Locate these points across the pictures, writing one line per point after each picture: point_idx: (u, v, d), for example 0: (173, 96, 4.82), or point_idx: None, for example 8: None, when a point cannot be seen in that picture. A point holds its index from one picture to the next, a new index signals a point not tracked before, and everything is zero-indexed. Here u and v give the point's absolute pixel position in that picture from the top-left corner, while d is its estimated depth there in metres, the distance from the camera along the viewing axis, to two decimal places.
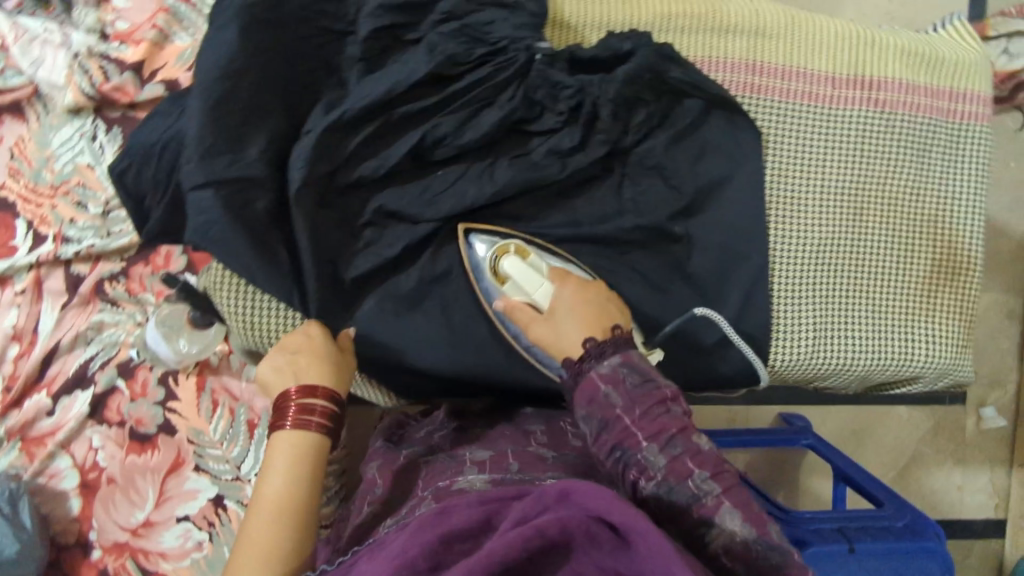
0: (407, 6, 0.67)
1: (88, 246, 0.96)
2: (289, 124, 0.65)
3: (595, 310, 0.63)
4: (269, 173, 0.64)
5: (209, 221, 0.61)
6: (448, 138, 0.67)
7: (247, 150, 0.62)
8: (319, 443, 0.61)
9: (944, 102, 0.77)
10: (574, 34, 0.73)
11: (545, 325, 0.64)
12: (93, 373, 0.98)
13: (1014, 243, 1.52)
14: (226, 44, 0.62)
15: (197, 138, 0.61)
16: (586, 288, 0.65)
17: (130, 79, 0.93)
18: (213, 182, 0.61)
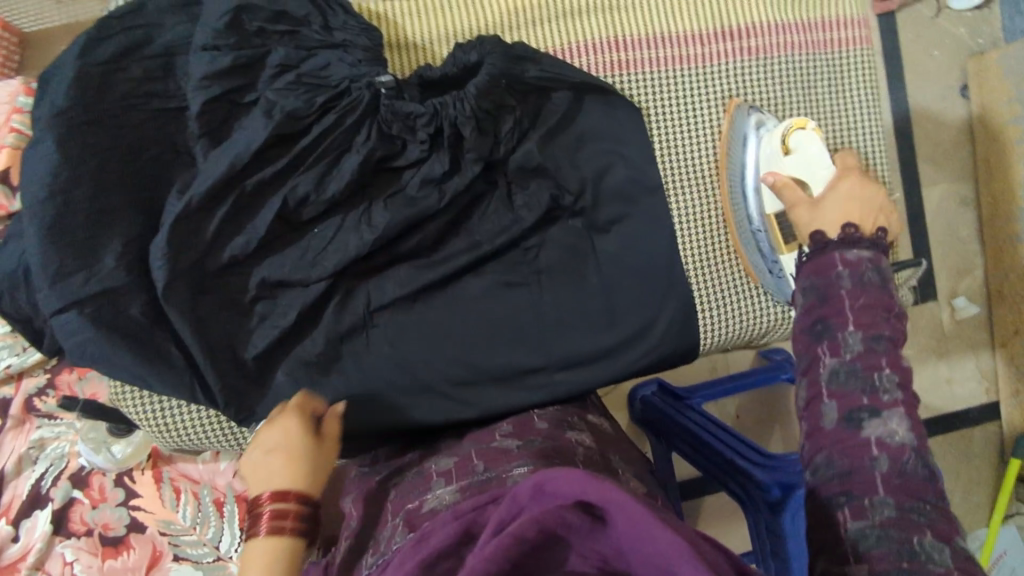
0: (233, 69, 0.64)
1: (6, 367, 0.93)
2: (145, 219, 0.63)
3: (862, 211, 0.60)
4: (135, 276, 0.61)
5: (81, 341, 0.59)
6: (311, 196, 0.65)
7: (102, 259, 0.60)
8: (295, 546, 0.53)
9: (815, 34, 0.76)
10: (422, 52, 0.72)
11: (809, 209, 0.62)
12: (46, 491, 0.95)
13: (953, 130, 1.50)
14: (49, 160, 0.59)
15: (45, 262, 0.59)
16: (865, 184, 0.62)
17: (1, 190, 0.88)
18: (75, 303, 0.59)
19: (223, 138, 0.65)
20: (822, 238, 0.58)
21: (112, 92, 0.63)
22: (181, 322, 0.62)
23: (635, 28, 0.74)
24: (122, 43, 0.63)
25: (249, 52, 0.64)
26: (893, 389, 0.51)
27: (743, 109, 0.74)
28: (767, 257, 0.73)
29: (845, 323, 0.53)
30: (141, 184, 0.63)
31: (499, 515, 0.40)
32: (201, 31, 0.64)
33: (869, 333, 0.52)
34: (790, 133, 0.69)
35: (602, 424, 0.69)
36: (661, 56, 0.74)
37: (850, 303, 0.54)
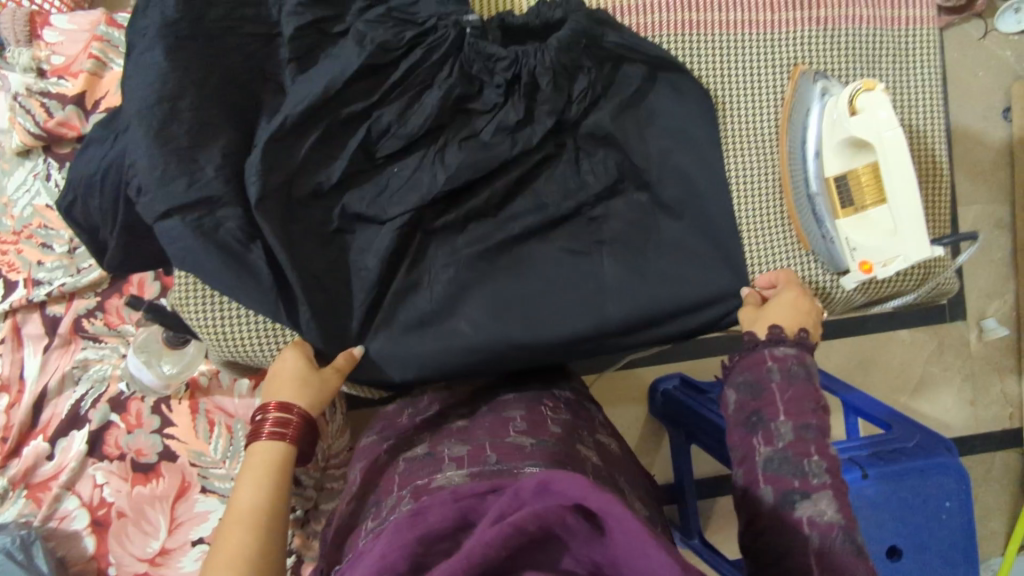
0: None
1: (60, 285, 0.95)
2: (243, 138, 0.64)
3: (801, 317, 0.67)
4: (230, 189, 0.63)
5: (184, 247, 0.61)
6: (393, 128, 0.67)
7: (203, 169, 0.61)
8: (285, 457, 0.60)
9: (887, 9, 0.76)
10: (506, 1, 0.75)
11: (754, 312, 0.69)
12: (85, 412, 0.96)
13: (993, 151, 1.51)
14: (156, 69, 0.60)
15: (148, 166, 0.60)
16: (803, 297, 0.68)
17: (74, 112, 0.92)
18: (175, 210, 0.61)
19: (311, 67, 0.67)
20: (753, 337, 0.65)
21: (214, 10, 0.63)
22: (275, 241, 0.63)
23: None
24: None
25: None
26: (817, 466, 0.56)
27: (808, 75, 0.73)
28: (821, 219, 0.73)
29: (775, 413, 0.59)
30: (238, 102, 0.64)
31: (500, 507, 0.40)
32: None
33: (799, 423, 0.58)
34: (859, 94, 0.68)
35: (610, 443, 0.72)
36: (728, 22, 0.74)
37: (778, 398, 0.60)
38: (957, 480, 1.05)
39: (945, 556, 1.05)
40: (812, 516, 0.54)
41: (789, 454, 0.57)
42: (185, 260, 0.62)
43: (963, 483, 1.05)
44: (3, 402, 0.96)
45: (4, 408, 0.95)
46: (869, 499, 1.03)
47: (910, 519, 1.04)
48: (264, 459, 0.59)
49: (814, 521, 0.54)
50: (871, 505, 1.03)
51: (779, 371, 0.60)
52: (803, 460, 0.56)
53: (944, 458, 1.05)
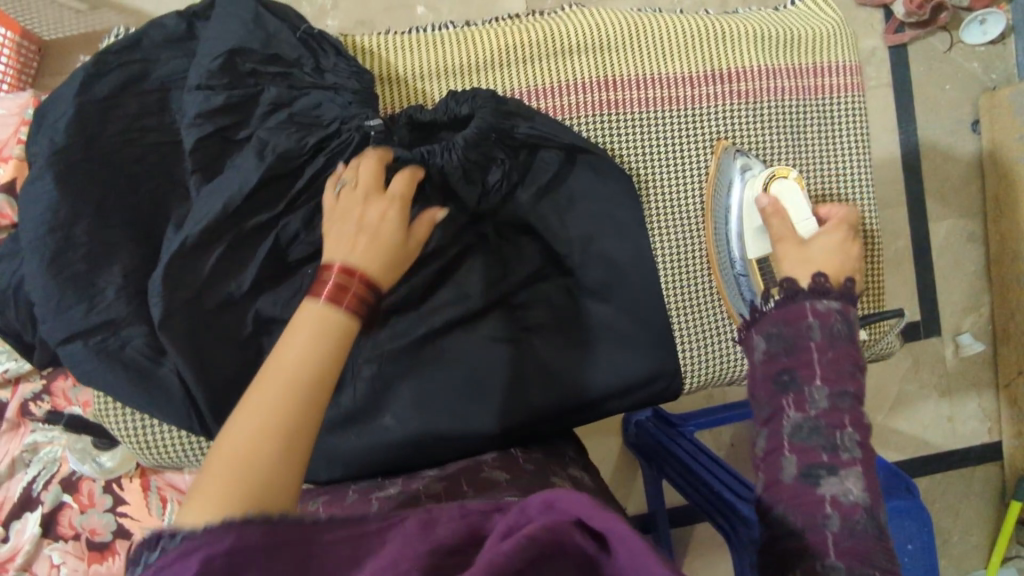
0: (226, 108, 0.66)
1: (3, 371, 0.96)
2: (143, 252, 0.65)
3: (842, 261, 0.64)
4: (133, 309, 0.64)
5: (88, 370, 0.62)
6: (301, 235, 0.67)
7: (103, 292, 0.63)
8: (346, 326, 0.50)
9: (808, 80, 0.77)
10: (411, 89, 0.75)
11: (796, 244, 0.66)
12: (37, 494, 0.96)
13: (963, 165, 1.48)
14: (47, 197, 0.62)
15: (44, 296, 0.61)
16: (851, 244, 0.66)
17: (5, 201, 0.89)
18: (76, 335, 0.62)
19: (213, 175, 0.67)
20: (793, 287, 0.62)
21: (109, 128, 0.65)
22: (181, 361, 0.62)
23: (622, 69, 0.75)
24: (118, 80, 0.66)
25: (242, 92, 0.67)
26: (854, 454, 0.55)
27: (729, 152, 0.75)
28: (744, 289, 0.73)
29: (811, 376, 0.57)
30: (140, 217, 0.66)
31: (507, 523, 0.40)
32: (197, 70, 0.66)
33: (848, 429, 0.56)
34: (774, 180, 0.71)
35: (582, 477, 0.69)
36: (646, 97, 0.75)
37: (817, 357, 0.58)
38: (920, 523, 1.03)
39: None
40: (835, 496, 0.53)
41: (821, 422, 0.56)
42: (91, 381, 0.63)
43: (926, 525, 1.03)
44: None
45: None
46: None
47: None
48: (314, 318, 0.49)
49: (838, 500, 0.53)
50: None
51: (819, 328, 0.59)
52: (834, 432, 0.55)
53: (905, 500, 1.04)
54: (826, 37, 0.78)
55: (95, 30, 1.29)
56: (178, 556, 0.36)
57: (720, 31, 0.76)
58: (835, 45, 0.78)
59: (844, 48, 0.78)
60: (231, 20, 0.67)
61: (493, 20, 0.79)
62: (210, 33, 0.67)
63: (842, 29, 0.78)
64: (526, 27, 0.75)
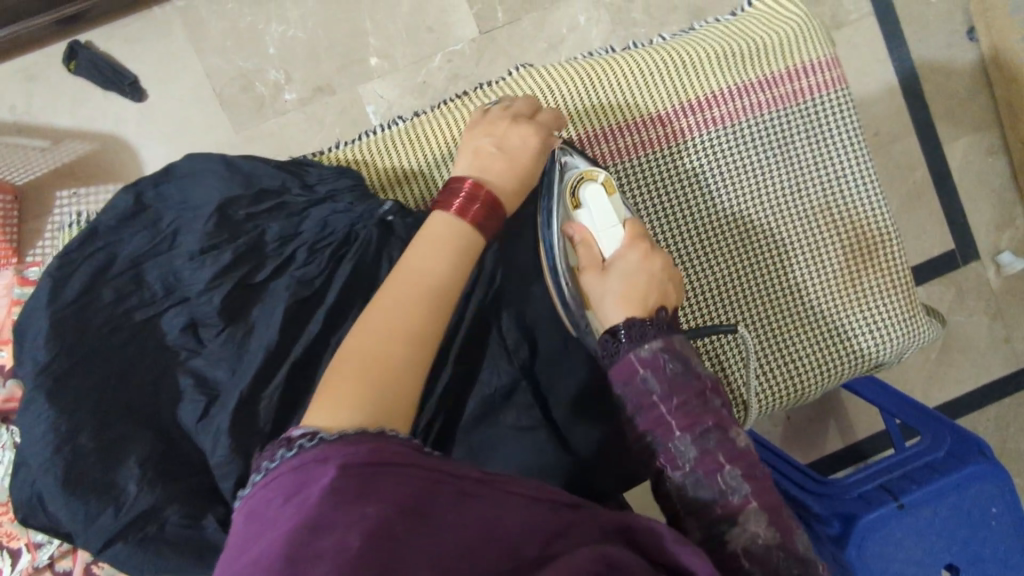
0: (238, 258, 0.69)
1: (59, 542, 0.97)
2: (157, 436, 0.63)
3: (645, 288, 0.68)
4: (161, 492, 0.61)
5: (139, 562, 0.62)
6: None
7: (125, 488, 0.60)
8: (467, 242, 0.65)
9: (782, 87, 0.77)
10: (421, 191, 0.78)
11: (596, 275, 0.70)
12: None
13: (967, 78, 1.39)
14: (44, 412, 0.59)
15: (69, 512, 0.58)
16: (652, 259, 0.69)
17: (15, 384, 0.92)
18: (115, 538, 0.60)
19: (243, 325, 0.68)
20: (611, 340, 0.67)
21: (93, 322, 0.64)
22: None
23: (589, 126, 0.76)
24: (88, 276, 0.65)
25: (245, 239, 0.69)
26: (736, 479, 0.61)
27: (717, 187, 0.76)
28: (573, 310, 0.72)
29: (670, 432, 0.63)
30: (142, 400, 0.64)
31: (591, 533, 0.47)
32: (190, 236, 0.68)
33: (696, 435, 0.63)
34: (585, 183, 0.72)
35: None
36: (621, 148, 0.76)
37: (666, 411, 0.64)
38: (999, 483, 0.98)
39: (1004, 561, 0.99)
40: None
41: None
42: (146, 568, 0.62)
43: (1005, 483, 0.99)
44: None
45: None
46: (908, 530, 0.97)
47: (956, 535, 0.98)
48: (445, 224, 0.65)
49: None
50: (914, 534, 0.98)
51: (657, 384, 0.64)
52: None
53: (979, 463, 0.98)
54: (792, 38, 0.77)
55: (65, 162, 1.29)
56: (319, 458, 0.46)
57: (684, 59, 0.77)
58: (806, 43, 0.77)
59: (816, 44, 0.77)
60: (207, 176, 0.70)
61: (437, 105, 0.82)
62: (183, 194, 0.69)
63: (812, 24, 0.77)
64: (480, 107, 0.78)
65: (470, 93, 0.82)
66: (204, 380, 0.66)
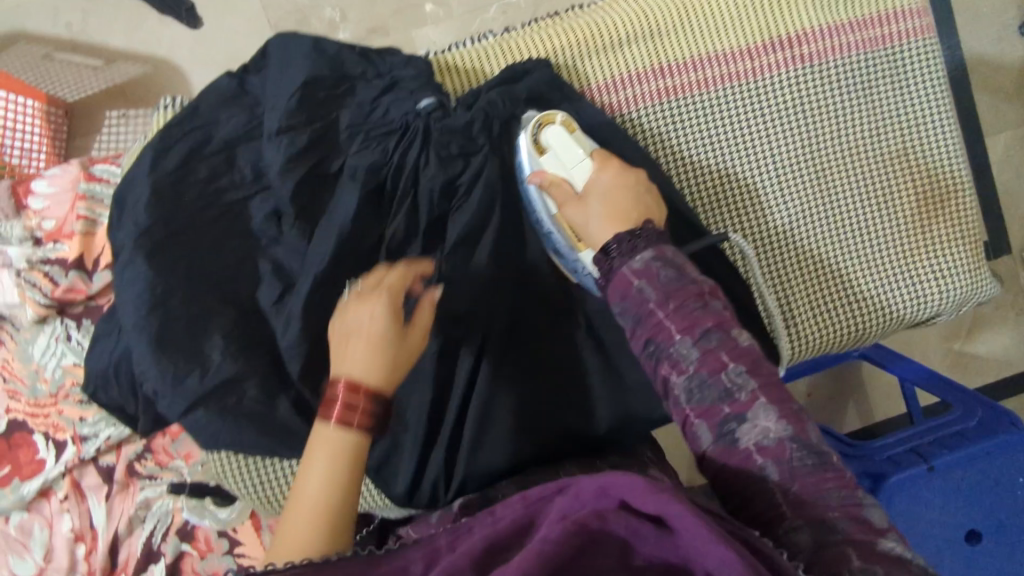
0: (311, 145, 0.64)
1: (106, 438, 0.99)
2: (239, 311, 0.65)
3: (629, 201, 0.61)
4: (242, 364, 0.63)
5: (214, 432, 0.63)
6: (409, 240, 0.65)
7: (210, 356, 0.62)
8: (359, 443, 0.53)
9: (873, 29, 0.75)
10: (470, 75, 0.73)
11: (575, 208, 0.62)
12: (158, 546, 1.00)
13: (1016, 74, 1.39)
14: (141, 275, 0.61)
15: (158, 371, 0.60)
16: (627, 175, 0.63)
17: (78, 277, 0.94)
18: (199, 402, 0.61)
19: (316, 219, 0.65)
20: (603, 259, 0.58)
21: (187, 197, 0.64)
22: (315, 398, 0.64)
23: (676, 53, 0.74)
24: (184, 151, 0.65)
25: (321, 124, 0.65)
26: (743, 376, 0.52)
27: (800, 124, 0.74)
28: (568, 257, 0.67)
29: (669, 337, 0.54)
30: (224, 282, 0.65)
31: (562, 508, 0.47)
32: (272, 114, 0.64)
33: (698, 336, 0.53)
34: (546, 127, 0.66)
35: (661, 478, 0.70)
36: (705, 78, 0.74)
37: (664, 317, 0.54)
38: None
39: None
40: None
41: None
42: (218, 443, 0.64)
43: None
44: (82, 550, 1.00)
45: (83, 556, 1.00)
46: (936, 492, 0.99)
47: (982, 501, 1.00)
48: (333, 450, 0.52)
49: None
50: (942, 496, 1.00)
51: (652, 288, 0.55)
52: None
53: (1011, 434, 1.00)
54: None
55: (117, 83, 1.30)
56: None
57: None
58: None
59: None
60: (295, 57, 0.65)
61: (530, 23, 0.78)
62: (272, 77, 0.66)
63: None
64: (570, 26, 0.73)
65: (561, 15, 0.80)
66: (282, 268, 0.67)
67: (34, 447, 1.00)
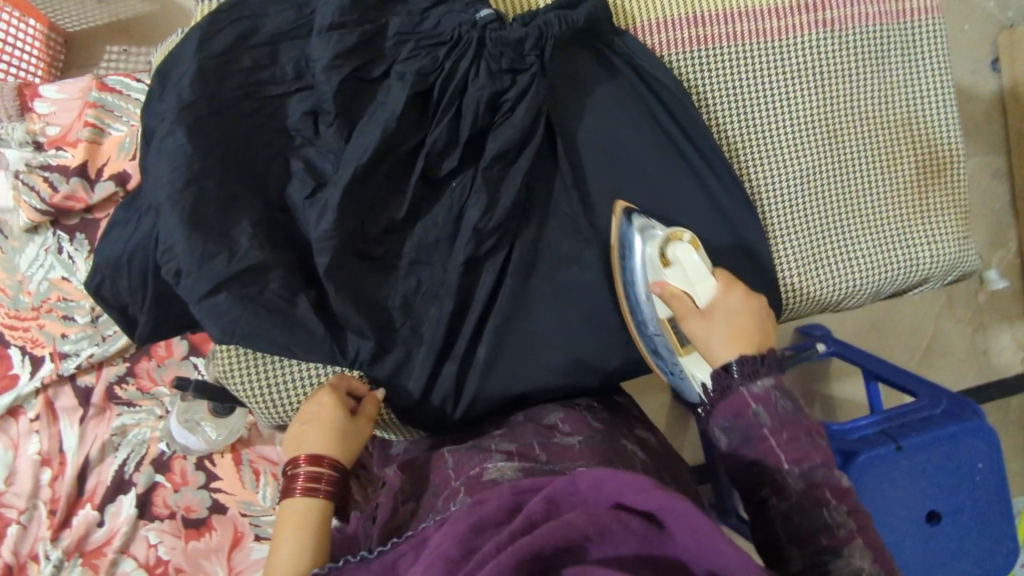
0: (360, 46, 0.65)
1: (88, 356, 0.96)
2: (267, 203, 0.65)
3: (754, 328, 0.61)
4: (269, 254, 0.63)
5: (233, 319, 0.62)
6: (449, 147, 0.67)
7: (238, 240, 0.62)
8: (323, 510, 0.59)
9: (892, 3, 0.81)
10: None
11: (698, 322, 0.63)
12: (130, 476, 0.96)
13: (983, 105, 1.43)
14: (179, 151, 0.60)
15: (187, 247, 0.60)
16: (751, 298, 0.63)
17: (79, 184, 0.92)
18: (223, 284, 0.61)
19: (356, 121, 0.66)
20: (723, 374, 0.60)
21: (229, 83, 0.64)
22: (338, 294, 0.65)
23: (711, 3, 0.77)
24: (231, 37, 0.65)
25: (372, 26, 0.66)
26: (841, 514, 0.54)
27: (820, 85, 0.79)
28: (666, 358, 0.69)
29: (778, 463, 0.56)
30: (257, 172, 0.65)
31: (555, 488, 0.46)
32: (322, 11, 0.65)
33: (805, 469, 0.56)
34: (669, 244, 0.66)
35: (648, 437, 0.73)
36: (736, 31, 0.78)
37: (776, 444, 0.56)
38: (988, 442, 1.06)
39: (982, 518, 1.06)
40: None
41: None
42: (234, 332, 0.62)
43: (994, 446, 1.06)
44: (48, 475, 0.95)
45: (48, 481, 0.95)
46: (903, 472, 1.04)
47: (944, 484, 1.05)
48: (298, 515, 0.58)
49: None
50: (908, 475, 1.04)
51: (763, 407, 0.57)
52: None
53: (972, 422, 1.06)
54: None
55: (120, 18, 1.19)
56: None
57: None
58: None
59: None
60: None
61: None
62: None
63: None
64: None
65: None
66: (313, 167, 0.67)
67: (7, 362, 0.95)
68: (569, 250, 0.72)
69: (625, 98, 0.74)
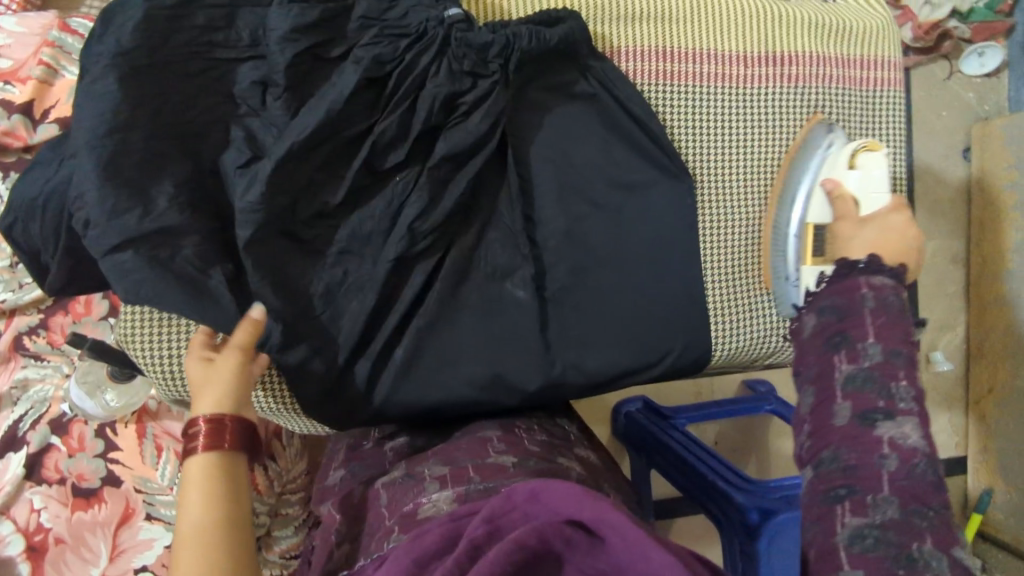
0: (319, 23, 0.63)
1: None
2: (197, 168, 0.62)
3: (898, 241, 0.63)
4: (187, 218, 0.60)
5: (137, 280, 0.57)
6: (397, 140, 0.65)
7: (155, 200, 0.59)
8: (229, 464, 0.55)
9: (852, 70, 0.84)
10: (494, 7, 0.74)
11: (852, 223, 0.66)
12: (24, 433, 0.91)
13: (950, 191, 1.45)
14: (107, 98, 0.58)
15: (97, 198, 0.57)
16: (907, 226, 0.65)
17: (20, 121, 0.88)
18: (131, 241, 0.57)
19: (304, 98, 0.64)
20: (851, 264, 0.63)
21: (176, 38, 0.61)
22: (255, 272, 0.61)
23: (687, 41, 0.78)
24: None
25: (335, 6, 0.64)
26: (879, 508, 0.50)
27: (775, 137, 0.81)
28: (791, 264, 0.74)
29: (863, 336, 0.58)
30: (191, 134, 0.62)
31: (491, 509, 0.43)
32: None
33: (866, 353, 0.57)
34: (861, 150, 0.71)
35: (589, 456, 0.72)
36: (702, 72, 0.79)
37: (869, 323, 0.58)
38: None
39: None
40: None
41: None
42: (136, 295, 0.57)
43: None
44: None
45: None
46: None
47: None
48: (202, 479, 0.53)
49: None
50: None
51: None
52: None
53: None
54: (872, 34, 0.85)
55: None
56: None
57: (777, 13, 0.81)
58: (879, 40, 0.85)
59: (885, 45, 0.85)
60: None
61: None
62: None
63: (885, 27, 0.86)
64: None
65: None
66: (254, 139, 0.64)
67: None
68: (503, 265, 0.70)
69: (588, 123, 0.73)
